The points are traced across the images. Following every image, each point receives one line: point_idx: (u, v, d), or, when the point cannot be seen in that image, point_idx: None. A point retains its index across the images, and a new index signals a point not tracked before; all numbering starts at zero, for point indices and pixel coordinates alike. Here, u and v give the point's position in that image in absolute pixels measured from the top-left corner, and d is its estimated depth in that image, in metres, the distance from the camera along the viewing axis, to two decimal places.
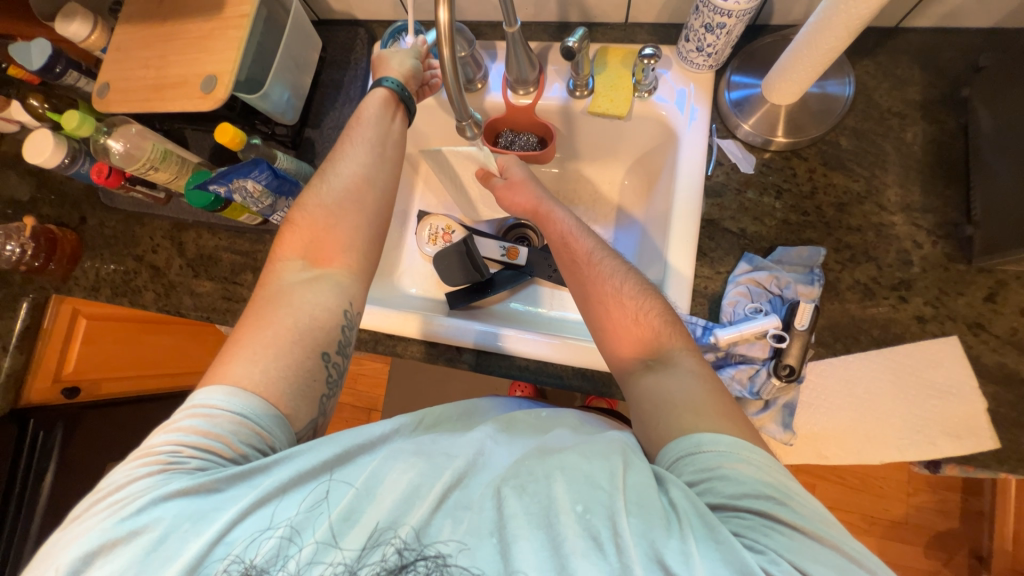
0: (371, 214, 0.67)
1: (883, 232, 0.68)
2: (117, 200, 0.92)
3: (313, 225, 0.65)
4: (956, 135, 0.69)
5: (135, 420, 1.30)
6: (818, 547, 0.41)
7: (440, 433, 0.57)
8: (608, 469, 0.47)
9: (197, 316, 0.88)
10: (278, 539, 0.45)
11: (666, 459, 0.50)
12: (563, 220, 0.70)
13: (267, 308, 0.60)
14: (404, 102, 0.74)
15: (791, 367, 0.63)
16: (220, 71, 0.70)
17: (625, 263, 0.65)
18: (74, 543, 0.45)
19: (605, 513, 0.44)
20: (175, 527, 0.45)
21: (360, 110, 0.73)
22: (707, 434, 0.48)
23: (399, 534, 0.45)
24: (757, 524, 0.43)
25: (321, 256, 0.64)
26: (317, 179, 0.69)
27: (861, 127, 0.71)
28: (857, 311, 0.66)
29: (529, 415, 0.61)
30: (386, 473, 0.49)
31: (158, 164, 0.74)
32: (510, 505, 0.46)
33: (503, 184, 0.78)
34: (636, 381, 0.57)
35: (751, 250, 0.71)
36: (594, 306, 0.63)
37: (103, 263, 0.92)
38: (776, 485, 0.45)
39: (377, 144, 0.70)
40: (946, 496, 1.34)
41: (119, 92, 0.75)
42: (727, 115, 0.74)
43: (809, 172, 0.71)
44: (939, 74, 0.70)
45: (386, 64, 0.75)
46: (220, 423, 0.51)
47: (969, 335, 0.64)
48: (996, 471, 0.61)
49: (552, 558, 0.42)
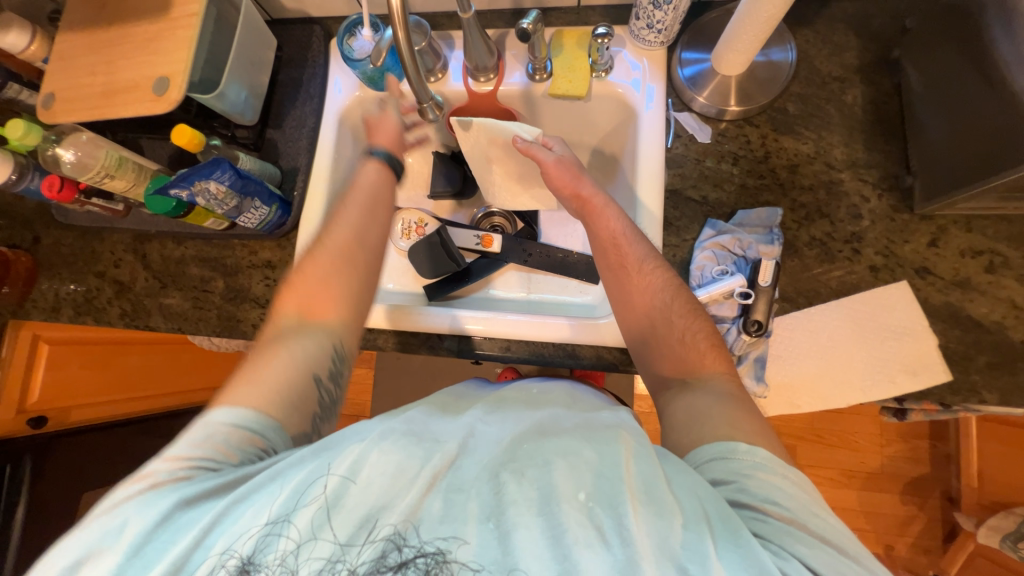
0: (363, 270, 0.69)
1: (833, 189, 0.72)
2: (72, 216, 0.88)
3: (309, 285, 0.66)
4: (891, 94, 0.73)
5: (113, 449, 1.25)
6: (841, 559, 0.44)
7: (428, 412, 0.59)
8: (613, 458, 0.48)
9: (168, 327, 0.86)
10: (265, 531, 0.45)
11: (699, 458, 0.53)
12: (614, 220, 0.69)
13: (269, 348, 0.61)
14: (391, 165, 0.77)
15: (759, 322, 0.66)
16: (172, 72, 0.69)
17: (676, 280, 0.67)
18: (65, 551, 0.45)
19: (609, 504, 0.45)
20: (162, 531, 0.46)
21: (354, 181, 0.75)
22: (744, 444, 0.51)
23: (390, 518, 0.46)
24: (782, 531, 0.45)
25: (318, 310, 0.65)
26: (312, 245, 0.70)
27: (806, 93, 0.75)
28: (815, 266, 0.70)
29: (520, 391, 0.66)
30: (372, 455, 0.49)
31: (113, 172, 0.72)
32: (510, 491, 0.47)
33: (553, 160, 0.73)
34: (671, 398, 0.60)
35: (713, 216, 0.74)
36: (641, 317, 0.66)
37: (63, 283, 0.89)
38: (807, 503, 0.48)
39: (369, 207, 0.72)
40: (917, 444, 1.42)
41: (65, 101, 0.73)
42: (681, 89, 0.77)
43: (761, 138, 0.75)
44: (871, 38, 0.75)
45: (375, 132, 0.78)
46: (214, 442, 0.52)
47: (917, 279, 0.68)
48: (949, 402, 0.66)
49: (554, 546, 0.43)
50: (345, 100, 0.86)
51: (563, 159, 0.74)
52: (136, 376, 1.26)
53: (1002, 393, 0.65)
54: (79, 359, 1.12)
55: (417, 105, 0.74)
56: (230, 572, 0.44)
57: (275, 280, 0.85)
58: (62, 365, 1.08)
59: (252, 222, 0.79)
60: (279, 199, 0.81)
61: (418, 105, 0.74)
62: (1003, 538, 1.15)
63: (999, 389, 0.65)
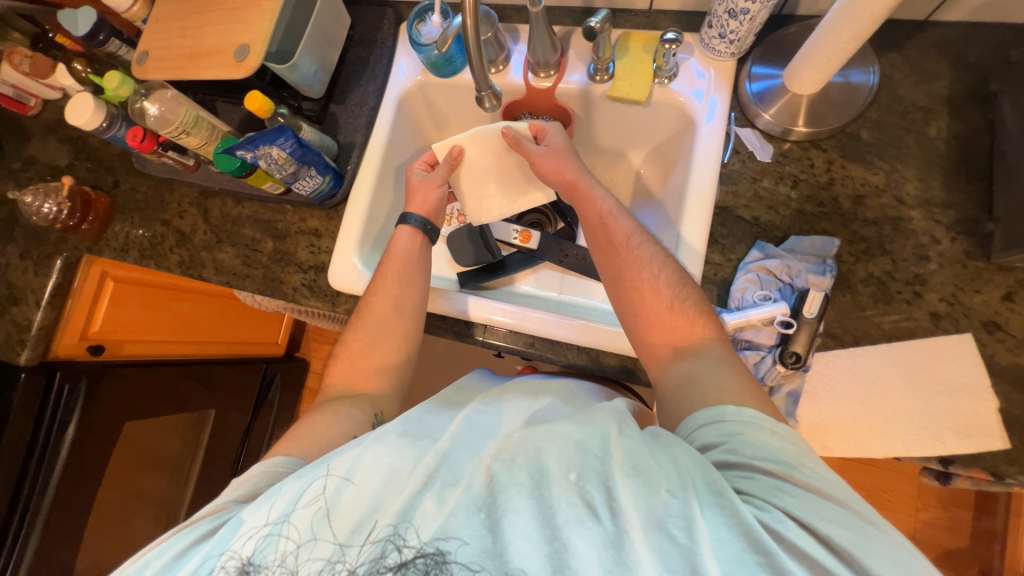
0: (401, 337, 0.75)
1: (901, 226, 0.67)
2: (150, 166, 0.95)
3: (352, 354, 0.75)
4: (982, 131, 0.68)
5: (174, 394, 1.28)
6: (830, 507, 0.45)
7: (426, 409, 0.62)
8: (599, 436, 0.51)
9: (218, 280, 0.92)
10: (267, 532, 0.50)
11: (692, 425, 0.54)
12: (602, 203, 0.72)
13: (326, 410, 0.70)
14: (430, 234, 0.81)
15: (797, 354, 0.63)
16: (253, 41, 0.73)
17: (663, 251, 0.68)
18: (125, 567, 0.54)
19: (599, 479, 0.47)
20: (188, 550, 0.53)
21: (391, 246, 0.80)
22: (731, 406, 0.52)
23: (384, 518, 0.49)
24: (769, 486, 0.46)
25: (359, 380, 0.74)
26: (355, 316, 0.77)
27: (884, 121, 0.70)
28: (868, 305, 0.66)
29: (522, 383, 0.68)
30: (366, 457, 0.52)
31: (190, 129, 0.76)
32: (501, 478, 0.49)
33: (544, 149, 0.76)
34: (664, 367, 0.62)
35: (763, 239, 0.71)
36: (629, 290, 0.66)
37: (133, 227, 0.96)
38: (796, 457, 0.48)
39: (403, 276, 0.77)
40: (956, 513, 1.31)
41: (157, 60, 0.79)
42: (746, 104, 0.74)
43: (827, 163, 0.71)
44: (968, 68, 0.69)
45: (413, 196, 0.82)
46: (249, 484, 0.60)
47: (984, 333, 0.63)
48: (1003, 472, 0.60)
49: (544, 527, 0.45)
50: (407, 82, 0.89)
51: (556, 144, 0.76)
52: (183, 322, 1.36)
53: None
54: (137, 300, 1.23)
55: (476, 93, 0.75)
56: (233, 572, 0.48)
57: (319, 248, 0.89)
58: (122, 302, 1.19)
59: (306, 189, 0.82)
60: (333, 171, 0.84)
61: (476, 93, 0.74)
62: None
63: None
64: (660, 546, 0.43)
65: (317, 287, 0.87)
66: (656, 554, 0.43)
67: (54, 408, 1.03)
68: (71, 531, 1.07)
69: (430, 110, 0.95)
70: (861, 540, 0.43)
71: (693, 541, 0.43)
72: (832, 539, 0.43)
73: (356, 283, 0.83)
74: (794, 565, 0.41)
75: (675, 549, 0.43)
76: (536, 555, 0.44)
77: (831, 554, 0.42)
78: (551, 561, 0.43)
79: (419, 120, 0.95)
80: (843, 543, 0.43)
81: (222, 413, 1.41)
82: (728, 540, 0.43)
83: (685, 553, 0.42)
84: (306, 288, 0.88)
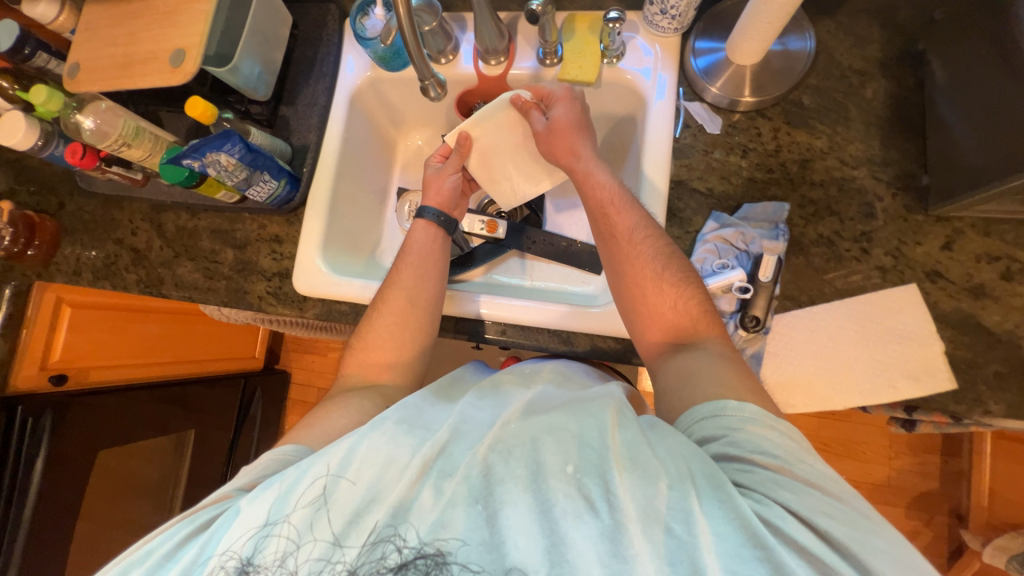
0: (416, 327, 0.74)
1: (845, 186, 0.70)
2: (95, 184, 0.91)
3: (368, 347, 0.74)
4: (914, 89, 0.71)
5: (150, 422, 1.23)
6: (827, 500, 0.46)
7: (424, 398, 0.63)
8: (596, 428, 0.52)
9: (179, 296, 0.89)
10: (262, 531, 0.49)
11: (692, 418, 0.55)
12: (607, 187, 0.72)
13: (342, 403, 0.69)
14: (447, 226, 0.81)
15: (757, 318, 0.66)
16: (189, 45, 0.71)
17: (667, 247, 0.67)
18: (121, 560, 0.54)
19: (597, 472, 0.48)
20: (184, 545, 0.53)
21: (407, 241, 0.80)
22: (733, 401, 0.53)
23: (380, 512, 0.49)
24: (767, 479, 0.47)
25: (374, 372, 0.73)
26: (371, 309, 0.76)
27: (823, 86, 0.73)
28: (820, 264, 0.68)
29: (513, 374, 0.69)
30: (361, 448, 0.52)
31: (131, 141, 0.73)
32: (499, 470, 0.50)
33: (545, 127, 0.73)
34: (665, 361, 0.64)
35: (718, 209, 0.73)
36: (630, 288, 0.68)
37: (84, 249, 0.92)
38: (794, 453, 0.49)
39: (421, 269, 0.76)
40: (927, 458, 1.38)
41: (89, 72, 0.75)
42: (693, 79, 0.75)
43: (773, 130, 0.73)
44: (896, 30, 0.72)
45: (428, 191, 0.83)
46: (257, 470, 0.59)
47: (927, 283, 0.66)
48: (952, 411, 0.63)
49: (542, 520, 0.46)
50: (357, 79, 0.87)
51: (560, 119, 0.72)
52: (152, 342, 1.32)
53: (1009, 405, 0.62)
54: (97, 324, 1.19)
55: (420, 83, 0.77)
56: (231, 571, 0.48)
57: (282, 254, 0.87)
58: (83, 327, 1.15)
59: (261, 194, 0.80)
60: (288, 174, 0.83)
61: (420, 82, 0.77)
62: (1009, 559, 1.11)
63: (1005, 400, 0.62)
64: (658, 540, 0.44)
65: (283, 294, 0.86)
66: (655, 546, 0.44)
67: (17, 444, 0.98)
68: (48, 569, 1.03)
69: (383, 105, 0.94)
70: (858, 534, 0.44)
71: (693, 536, 0.44)
72: (832, 534, 0.44)
73: (323, 285, 0.82)
74: (792, 559, 0.42)
75: (672, 540, 0.44)
76: (534, 547, 0.45)
77: (830, 548, 0.43)
78: (550, 554, 0.44)
79: (373, 117, 0.94)
80: (841, 538, 0.43)
81: (203, 434, 1.38)
82: (726, 532, 0.44)
83: (684, 546, 0.43)
84: (272, 296, 0.86)
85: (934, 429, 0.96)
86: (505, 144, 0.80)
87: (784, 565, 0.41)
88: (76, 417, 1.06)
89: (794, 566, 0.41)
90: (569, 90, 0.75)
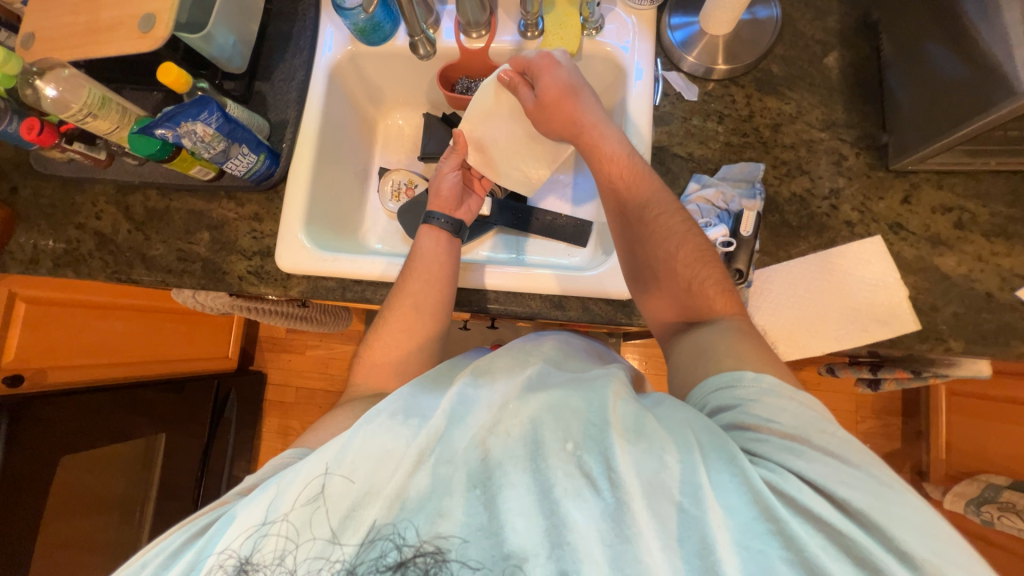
0: (423, 335, 0.74)
1: (813, 147, 0.74)
2: (52, 166, 0.86)
3: (381, 358, 0.73)
4: (870, 58, 0.76)
5: (110, 426, 1.14)
6: (846, 469, 0.46)
7: (422, 386, 0.61)
8: (597, 405, 0.53)
9: (151, 281, 0.85)
10: (262, 529, 0.48)
11: (707, 389, 0.57)
12: (614, 158, 0.71)
13: (347, 408, 0.68)
14: (453, 229, 0.79)
15: (740, 270, 0.70)
16: (159, 9, 0.68)
17: (682, 222, 0.68)
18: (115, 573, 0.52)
19: (598, 452, 0.49)
20: (178, 553, 0.51)
21: (416, 247, 0.78)
22: (751, 371, 0.55)
23: (376, 505, 0.48)
24: (782, 448, 0.48)
25: (383, 376, 0.72)
26: (381, 315, 0.75)
27: (789, 55, 0.77)
28: (794, 220, 0.73)
29: (513, 348, 0.68)
30: (357, 441, 0.52)
31: (96, 111, 0.69)
32: (497, 454, 0.50)
33: (535, 103, 0.74)
34: (680, 337, 0.67)
35: (699, 172, 0.76)
36: (643, 264, 0.70)
37: (42, 236, 0.87)
38: (813, 424, 0.49)
39: (431, 276, 0.74)
40: (889, 420, 1.48)
41: (47, 41, 0.72)
42: (670, 50, 0.78)
43: (746, 97, 0.77)
44: (851, 3, 0.78)
45: (439, 197, 0.81)
46: (258, 476, 0.58)
47: (891, 235, 0.71)
48: (917, 349, 0.68)
49: (543, 501, 0.47)
50: (336, 55, 0.86)
51: (548, 89, 0.72)
52: (116, 341, 1.25)
53: (967, 341, 0.68)
54: (58, 321, 1.11)
55: (410, 40, 0.82)
56: (231, 570, 0.47)
57: (261, 233, 0.84)
58: (41, 324, 1.07)
59: (239, 169, 0.78)
60: (266, 149, 0.80)
61: (410, 39, 0.81)
62: (967, 503, 1.18)
63: (964, 337, 0.68)
64: (662, 513, 0.45)
65: (264, 273, 0.83)
66: (658, 519, 0.45)
67: None
68: None
69: (363, 82, 0.93)
70: (877, 502, 0.43)
71: (701, 510, 0.44)
72: (849, 503, 0.44)
73: (309, 261, 0.80)
74: (805, 531, 0.43)
75: (680, 515, 0.45)
76: (535, 530, 0.45)
77: (847, 517, 0.43)
78: (550, 536, 0.45)
79: (353, 94, 0.93)
80: (860, 506, 0.43)
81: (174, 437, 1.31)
82: (740, 507, 0.45)
83: (692, 521, 0.44)
84: (253, 276, 0.83)
85: (897, 386, 1.03)
86: (501, 131, 0.81)
87: (795, 538, 0.42)
88: (37, 418, 0.99)
89: (806, 538, 0.42)
90: (548, 56, 0.73)
